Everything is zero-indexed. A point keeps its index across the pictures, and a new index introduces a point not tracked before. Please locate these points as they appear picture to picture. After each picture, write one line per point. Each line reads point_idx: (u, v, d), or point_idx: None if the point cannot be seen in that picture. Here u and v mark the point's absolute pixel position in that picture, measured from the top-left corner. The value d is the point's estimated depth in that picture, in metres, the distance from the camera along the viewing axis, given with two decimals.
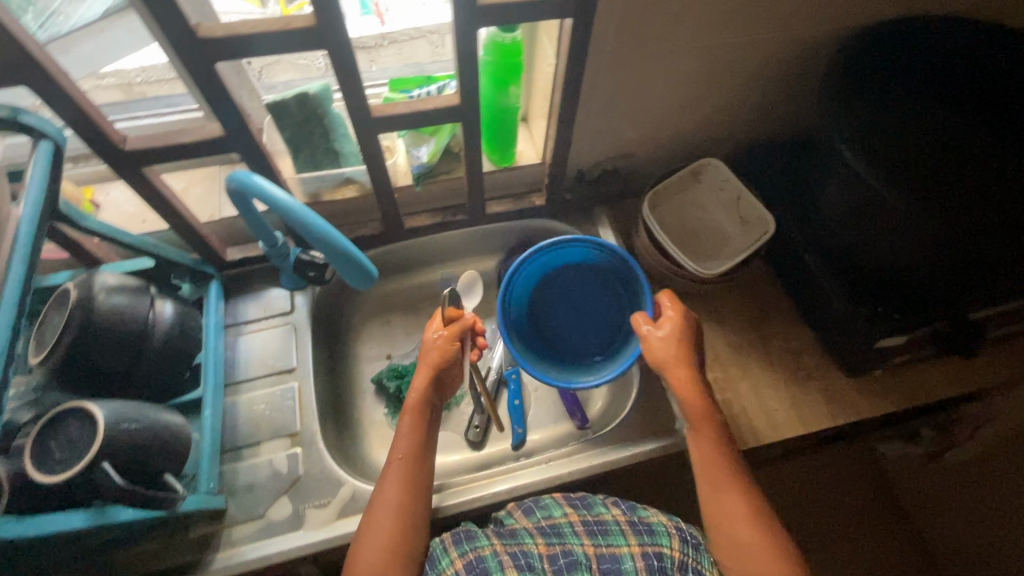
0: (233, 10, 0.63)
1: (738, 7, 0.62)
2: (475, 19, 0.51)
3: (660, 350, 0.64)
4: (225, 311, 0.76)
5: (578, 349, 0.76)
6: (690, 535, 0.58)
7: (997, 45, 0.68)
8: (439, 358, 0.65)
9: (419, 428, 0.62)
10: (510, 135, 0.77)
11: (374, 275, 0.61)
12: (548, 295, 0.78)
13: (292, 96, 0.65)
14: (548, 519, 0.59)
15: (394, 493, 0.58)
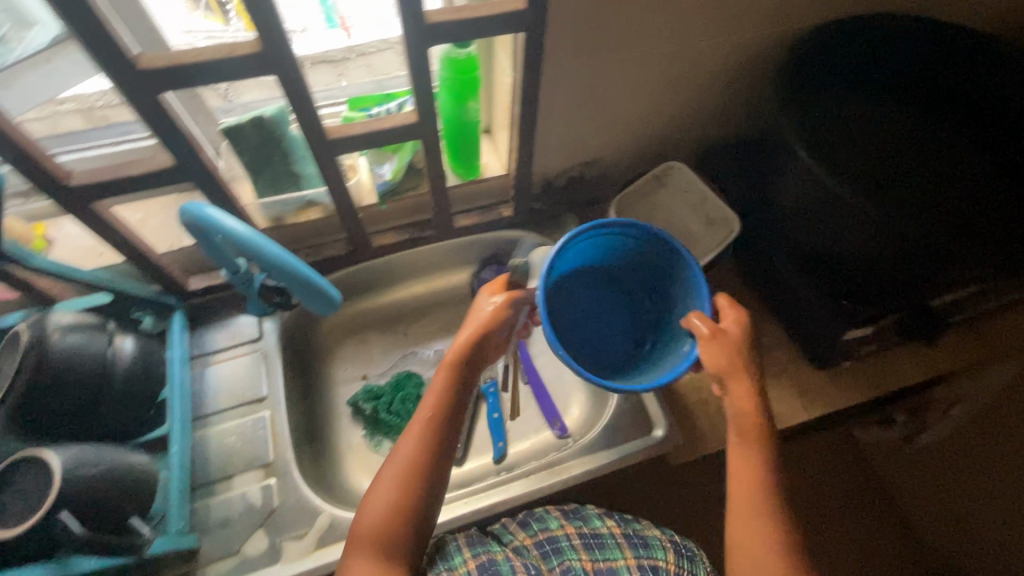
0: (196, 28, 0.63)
1: (688, 14, 0.63)
2: (424, 38, 0.51)
3: (716, 360, 0.56)
4: (191, 341, 0.74)
5: (601, 357, 0.66)
6: (684, 548, 0.62)
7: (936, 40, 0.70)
8: (490, 321, 0.59)
9: (450, 394, 0.56)
10: (473, 148, 0.76)
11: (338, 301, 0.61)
12: (570, 297, 0.67)
13: (247, 120, 0.64)
14: (546, 532, 0.63)
15: (409, 455, 0.53)
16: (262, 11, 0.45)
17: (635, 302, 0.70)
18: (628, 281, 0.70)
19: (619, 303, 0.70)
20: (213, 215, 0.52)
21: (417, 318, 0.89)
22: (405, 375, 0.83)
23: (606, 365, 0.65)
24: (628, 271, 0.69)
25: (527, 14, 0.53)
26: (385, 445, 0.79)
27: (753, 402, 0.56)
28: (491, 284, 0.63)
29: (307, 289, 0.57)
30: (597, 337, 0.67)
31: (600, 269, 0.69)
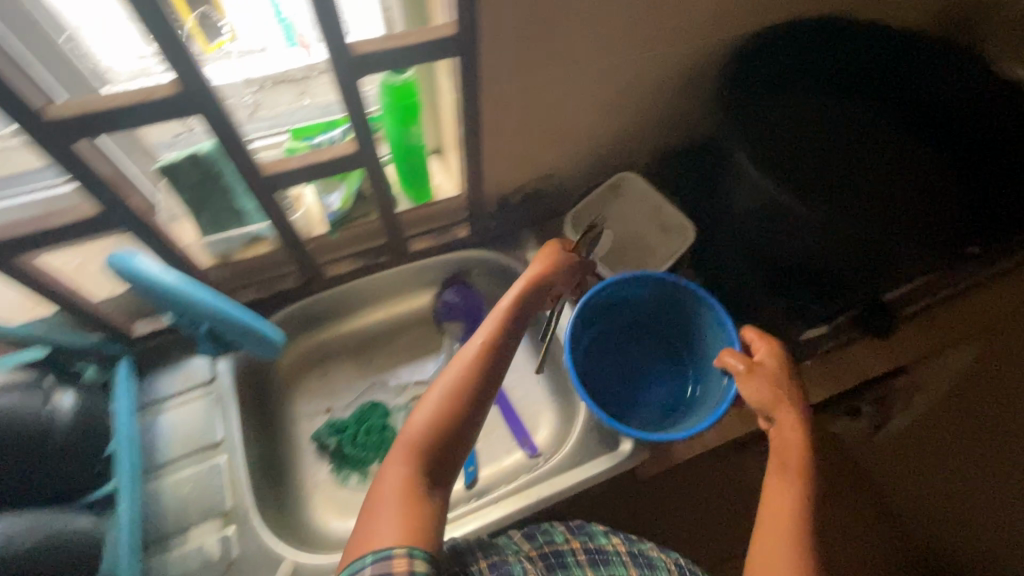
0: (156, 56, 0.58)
1: (622, 31, 0.63)
2: (351, 70, 0.51)
3: (754, 390, 0.62)
4: (141, 389, 0.71)
5: (643, 406, 0.77)
6: (689, 569, 0.62)
7: (874, 43, 0.71)
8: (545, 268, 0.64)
9: (505, 330, 0.59)
10: (422, 171, 0.75)
11: (278, 342, 0.68)
12: (613, 350, 0.80)
13: (182, 157, 0.61)
14: (551, 545, 0.62)
15: (458, 377, 0.54)
16: (176, 53, 0.44)
17: (679, 355, 0.80)
18: (672, 335, 0.80)
19: (664, 354, 0.80)
20: (139, 264, 0.56)
21: (380, 346, 0.87)
22: (370, 405, 0.82)
23: (645, 414, 0.76)
24: (671, 327, 0.79)
25: (456, 41, 0.52)
26: (353, 479, 0.77)
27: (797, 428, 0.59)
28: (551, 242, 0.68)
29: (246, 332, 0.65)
30: (639, 385, 0.79)
31: (644, 326, 0.81)
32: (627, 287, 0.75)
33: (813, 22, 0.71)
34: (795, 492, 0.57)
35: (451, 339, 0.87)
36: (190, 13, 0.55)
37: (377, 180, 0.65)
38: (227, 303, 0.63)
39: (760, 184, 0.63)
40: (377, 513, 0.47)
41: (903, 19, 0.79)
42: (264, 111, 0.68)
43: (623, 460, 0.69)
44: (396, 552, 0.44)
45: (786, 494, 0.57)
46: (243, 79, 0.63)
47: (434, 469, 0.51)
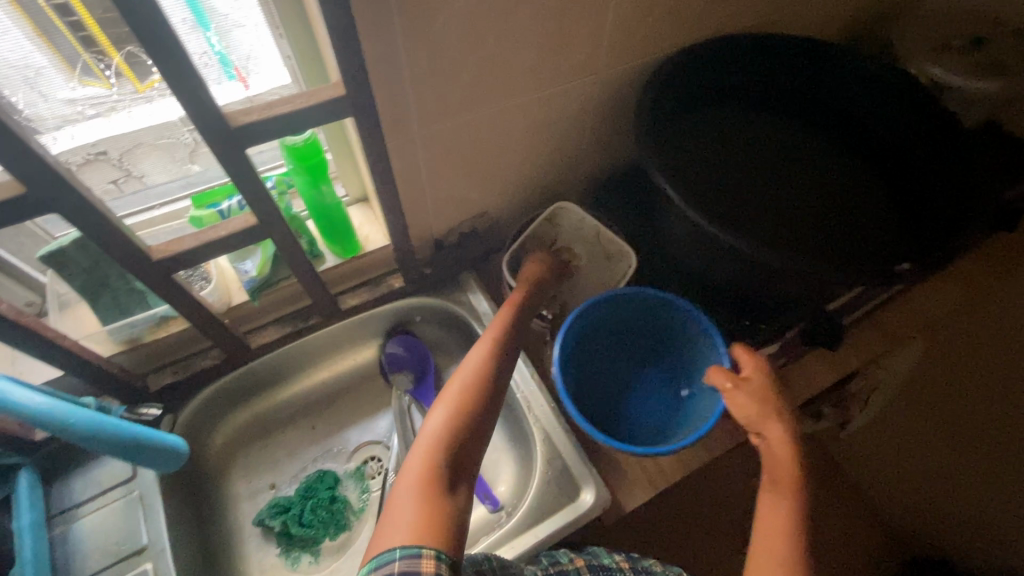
0: (84, 95, 0.60)
1: (529, 66, 0.61)
2: (229, 141, 0.47)
3: (739, 407, 0.62)
4: (50, 499, 0.65)
5: (635, 422, 0.74)
6: None
7: (782, 60, 0.71)
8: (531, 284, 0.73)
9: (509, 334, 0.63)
10: (344, 226, 0.71)
11: (183, 451, 0.60)
12: (599, 368, 0.77)
13: (68, 243, 0.56)
14: (556, 565, 0.61)
15: (468, 378, 0.56)
16: (15, 150, 0.39)
17: (666, 362, 0.77)
18: (655, 345, 0.77)
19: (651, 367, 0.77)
20: (7, 390, 0.47)
21: (324, 408, 0.82)
22: (317, 475, 0.76)
23: (639, 430, 0.73)
24: (655, 337, 0.76)
25: (344, 100, 0.49)
26: (304, 560, 0.72)
27: (786, 440, 0.59)
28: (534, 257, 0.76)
29: (146, 450, 0.56)
30: (630, 401, 0.76)
31: (627, 340, 0.77)
32: (608, 306, 0.72)
33: (732, 40, 0.69)
34: (789, 509, 0.56)
35: (398, 392, 0.81)
36: (117, 52, 0.57)
37: (288, 245, 0.60)
38: (112, 417, 0.53)
39: (697, 220, 0.60)
40: (398, 510, 0.46)
41: (811, 28, 0.79)
42: (206, 147, 0.71)
43: (584, 511, 0.65)
44: (424, 551, 0.44)
45: (779, 512, 0.56)
46: (179, 117, 0.66)
47: (455, 466, 0.50)
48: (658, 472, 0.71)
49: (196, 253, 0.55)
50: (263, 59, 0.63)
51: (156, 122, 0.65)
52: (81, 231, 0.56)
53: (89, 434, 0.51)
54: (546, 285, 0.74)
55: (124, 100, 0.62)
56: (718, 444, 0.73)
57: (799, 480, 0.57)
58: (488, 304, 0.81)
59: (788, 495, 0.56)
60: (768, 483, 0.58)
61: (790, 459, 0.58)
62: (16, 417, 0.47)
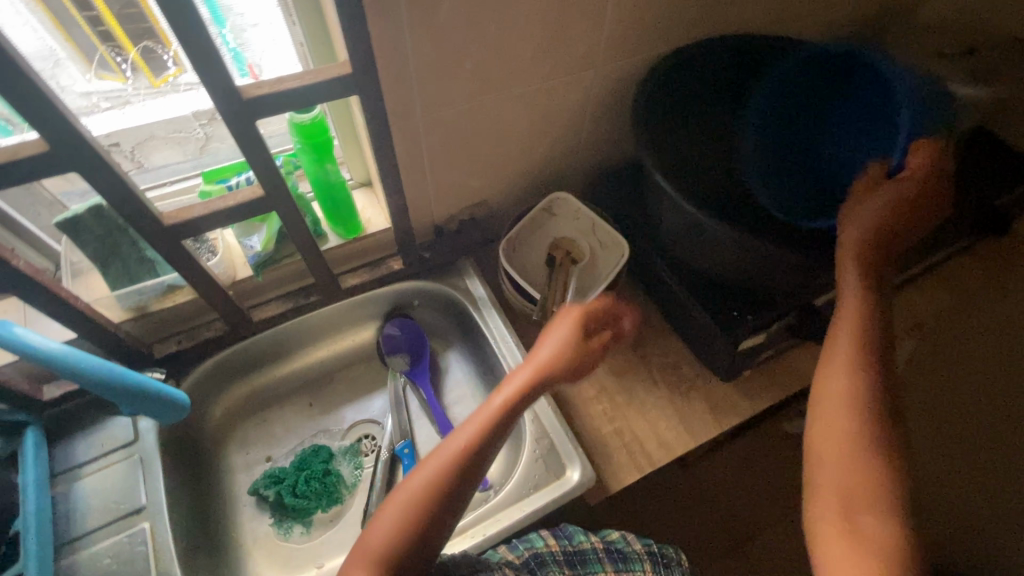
0: (100, 89, 0.64)
1: (531, 57, 0.64)
2: (240, 114, 0.50)
3: (856, 228, 0.58)
4: (55, 458, 0.67)
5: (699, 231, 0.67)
6: (661, 555, 0.68)
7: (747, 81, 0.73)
8: (567, 353, 0.61)
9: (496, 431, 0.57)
10: (348, 206, 0.74)
11: (187, 405, 0.62)
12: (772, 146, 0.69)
13: (84, 209, 0.59)
14: (531, 549, 0.65)
15: (421, 489, 0.53)
16: (39, 108, 0.42)
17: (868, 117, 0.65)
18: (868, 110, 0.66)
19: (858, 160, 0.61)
20: (23, 334, 0.50)
21: (322, 385, 0.84)
22: (312, 449, 0.78)
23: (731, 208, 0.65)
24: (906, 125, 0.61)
25: (350, 78, 0.52)
26: (296, 531, 0.73)
27: (858, 294, 0.58)
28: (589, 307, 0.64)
29: (149, 399, 0.58)
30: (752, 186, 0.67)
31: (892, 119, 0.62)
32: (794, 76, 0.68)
33: (724, 43, 0.71)
34: (854, 377, 0.57)
35: (394, 373, 0.83)
36: (133, 45, 0.61)
37: (292, 219, 0.62)
38: (124, 368, 0.56)
39: (691, 213, 0.62)
40: None
41: (806, 32, 0.82)
42: (215, 143, 0.75)
43: (569, 489, 0.67)
44: None
45: (840, 392, 0.57)
46: (193, 111, 0.69)
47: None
48: (643, 456, 0.73)
49: (204, 221, 0.57)
50: (273, 53, 0.66)
51: (167, 116, 0.68)
52: (99, 198, 0.60)
53: (96, 378, 0.53)
54: (583, 362, 0.62)
55: (137, 95, 0.66)
56: (701, 432, 0.75)
57: (862, 353, 0.57)
58: (484, 289, 0.83)
59: (854, 372, 0.57)
60: (834, 360, 0.58)
61: (858, 333, 0.58)
62: (34, 361, 0.50)
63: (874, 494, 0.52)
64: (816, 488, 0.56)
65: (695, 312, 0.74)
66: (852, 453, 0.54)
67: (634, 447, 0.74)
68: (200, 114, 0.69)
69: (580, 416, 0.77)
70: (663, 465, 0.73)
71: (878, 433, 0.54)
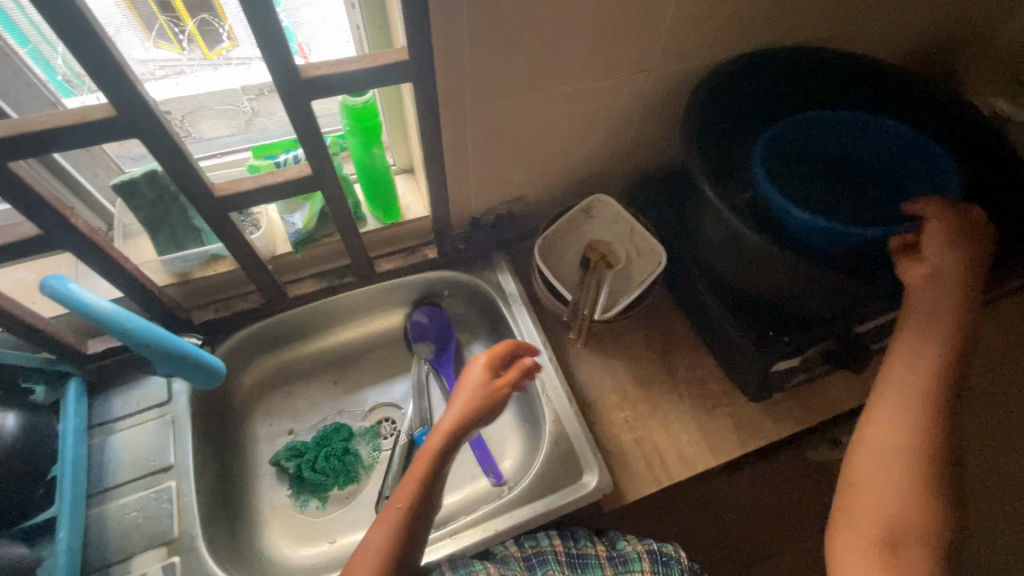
0: (155, 58, 0.64)
1: (585, 55, 0.63)
2: (299, 93, 0.50)
3: (947, 262, 0.53)
4: (92, 410, 0.70)
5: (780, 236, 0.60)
6: (661, 554, 0.67)
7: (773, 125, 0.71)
8: (479, 402, 0.63)
9: (429, 478, 0.58)
10: (390, 191, 0.75)
11: (222, 372, 0.63)
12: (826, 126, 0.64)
13: (140, 174, 0.62)
14: (535, 547, 0.65)
15: (379, 544, 0.54)
16: (111, 75, 0.43)
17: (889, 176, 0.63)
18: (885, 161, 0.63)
19: (937, 155, 0.59)
20: (78, 292, 0.51)
21: (346, 365, 0.85)
22: (333, 427, 0.79)
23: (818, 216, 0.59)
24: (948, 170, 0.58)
25: (408, 65, 0.52)
26: (312, 505, 0.75)
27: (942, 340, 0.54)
28: (490, 355, 0.66)
29: (189, 365, 0.59)
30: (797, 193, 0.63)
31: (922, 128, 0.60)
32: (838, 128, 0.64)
33: (784, 51, 0.68)
34: (920, 421, 0.52)
35: (419, 360, 0.84)
36: (191, 18, 0.62)
37: (337, 200, 0.63)
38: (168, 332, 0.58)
39: (732, 223, 0.60)
40: None
41: (868, 51, 0.79)
42: (261, 118, 0.78)
43: (584, 494, 0.67)
44: None
45: (895, 432, 0.53)
46: (240, 86, 0.71)
47: None
48: (662, 469, 0.72)
49: (253, 195, 0.58)
50: (321, 36, 0.67)
51: (218, 89, 0.70)
52: (155, 165, 0.62)
53: (141, 340, 0.55)
54: (493, 404, 0.64)
55: (191, 66, 0.67)
56: (724, 451, 0.74)
57: (937, 399, 0.53)
58: (515, 285, 0.83)
59: (922, 415, 0.52)
60: (894, 397, 0.54)
61: (935, 371, 0.53)
62: (83, 315, 0.52)
63: (919, 543, 0.49)
64: (845, 518, 0.53)
65: (728, 329, 0.72)
66: (897, 496, 0.51)
67: (653, 458, 0.73)
68: (248, 88, 0.72)
69: (601, 421, 0.76)
70: (681, 480, 0.72)
71: (937, 484, 0.51)
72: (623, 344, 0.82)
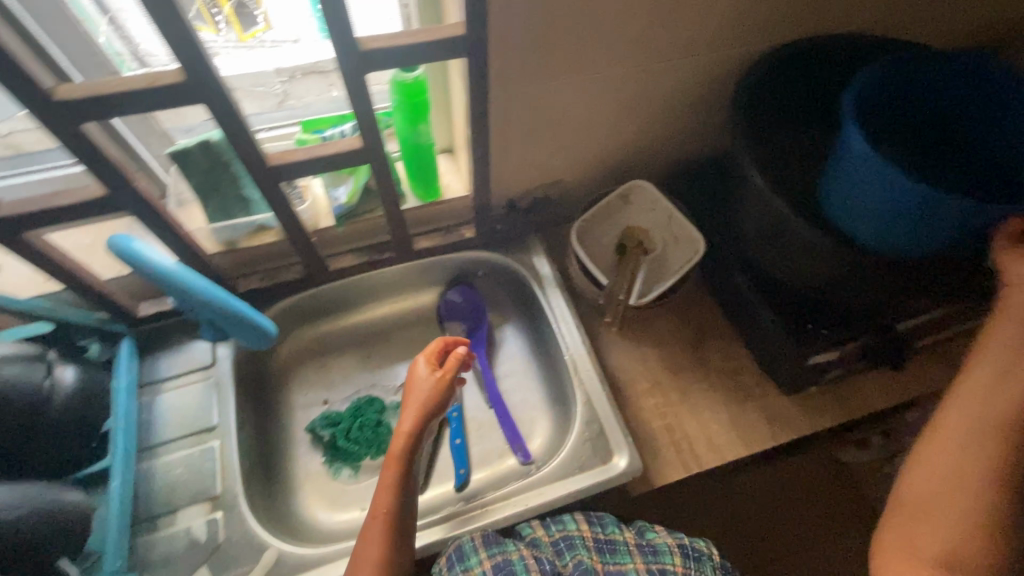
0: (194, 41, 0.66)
1: (636, 37, 0.62)
2: (358, 64, 0.51)
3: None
4: (141, 369, 0.73)
5: (851, 206, 0.56)
6: (693, 549, 0.65)
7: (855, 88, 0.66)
8: (429, 398, 0.64)
9: (402, 483, 0.60)
10: (431, 168, 0.76)
11: (272, 334, 0.66)
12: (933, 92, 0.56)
13: (194, 143, 0.63)
14: (563, 531, 0.65)
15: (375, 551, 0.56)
16: (182, 41, 0.44)
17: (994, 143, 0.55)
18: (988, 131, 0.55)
19: None
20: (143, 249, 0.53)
21: (380, 340, 0.87)
22: (367, 399, 0.81)
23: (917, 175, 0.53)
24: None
25: (464, 40, 0.52)
26: (344, 473, 0.77)
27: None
28: (428, 354, 0.67)
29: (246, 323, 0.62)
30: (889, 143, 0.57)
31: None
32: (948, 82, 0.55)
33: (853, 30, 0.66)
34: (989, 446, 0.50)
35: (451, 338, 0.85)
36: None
37: (383, 175, 0.64)
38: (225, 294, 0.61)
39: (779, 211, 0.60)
40: None
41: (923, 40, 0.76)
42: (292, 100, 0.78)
43: (615, 475, 0.67)
44: None
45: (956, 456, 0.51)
46: (274, 67, 0.72)
47: None
48: (692, 456, 0.72)
49: (305, 165, 0.60)
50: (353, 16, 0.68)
51: (250, 69, 0.72)
52: (210, 134, 0.63)
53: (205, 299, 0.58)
54: (444, 400, 0.65)
55: (225, 47, 0.68)
56: (755, 442, 0.73)
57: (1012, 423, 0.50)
58: (549, 268, 0.83)
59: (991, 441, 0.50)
60: (976, 426, 0.51)
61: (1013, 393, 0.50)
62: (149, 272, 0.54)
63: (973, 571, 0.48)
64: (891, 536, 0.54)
65: (765, 321, 0.71)
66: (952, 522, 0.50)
67: (682, 445, 0.73)
68: (281, 70, 0.73)
69: (631, 406, 0.76)
70: (710, 468, 0.72)
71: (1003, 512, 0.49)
72: (655, 331, 0.82)
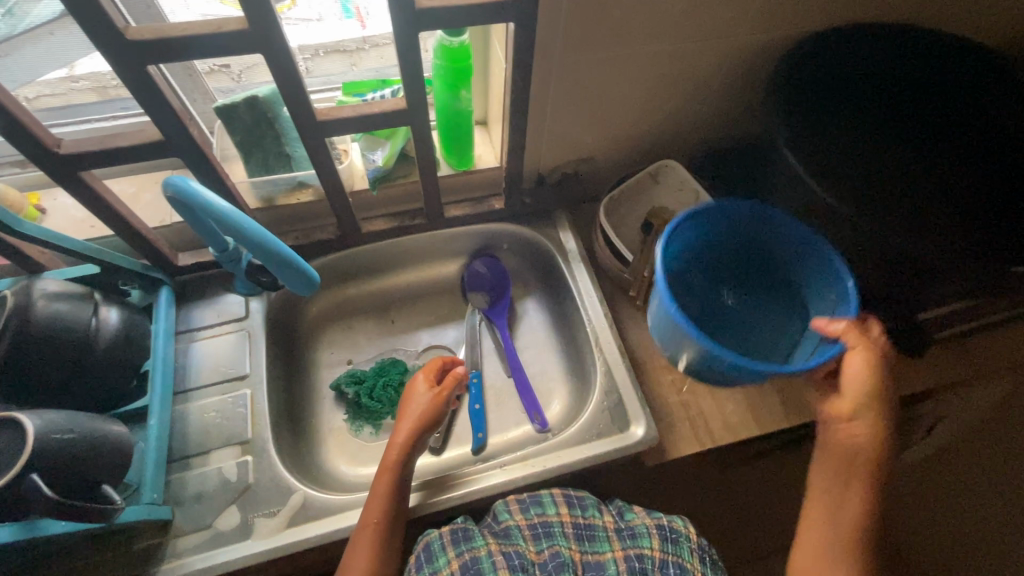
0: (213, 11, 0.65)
1: (681, 13, 0.63)
2: (412, 21, 0.52)
3: (854, 384, 0.52)
4: (178, 317, 0.75)
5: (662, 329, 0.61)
6: (670, 531, 0.65)
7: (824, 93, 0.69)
8: (427, 410, 0.67)
9: (394, 492, 0.61)
10: (466, 136, 0.78)
11: (316, 281, 0.64)
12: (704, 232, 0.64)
13: (242, 99, 0.65)
14: (541, 517, 0.65)
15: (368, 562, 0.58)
16: None
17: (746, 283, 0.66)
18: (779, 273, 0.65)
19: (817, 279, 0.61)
20: (198, 189, 0.53)
21: (404, 305, 0.89)
22: (390, 360, 0.83)
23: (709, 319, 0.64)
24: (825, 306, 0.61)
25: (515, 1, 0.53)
26: (366, 430, 0.79)
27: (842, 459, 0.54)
28: (427, 371, 0.71)
29: (290, 271, 0.61)
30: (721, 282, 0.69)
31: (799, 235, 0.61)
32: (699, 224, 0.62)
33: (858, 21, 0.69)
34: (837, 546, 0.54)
35: (473, 308, 0.87)
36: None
37: (423, 137, 0.66)
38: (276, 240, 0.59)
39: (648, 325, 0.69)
40: None
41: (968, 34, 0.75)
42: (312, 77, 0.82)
43: (632, 443, 0.69)
44: None
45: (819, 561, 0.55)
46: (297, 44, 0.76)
47: None
48: (705, 431, 0.74)
49: (350, 122, 0.61)
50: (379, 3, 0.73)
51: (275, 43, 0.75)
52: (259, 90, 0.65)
53: (257, 244, 0.57)
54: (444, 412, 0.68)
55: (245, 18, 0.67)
56: (769, 422, 0.75)
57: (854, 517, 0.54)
58: (576, 243, 0.84)
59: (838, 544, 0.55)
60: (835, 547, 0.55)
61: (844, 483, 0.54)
62: (209, 215, 0.54)
63: None
64: None
65: None
66: None
67: (696, 421, 0.74)
68: (303, 47, 0.77)
69: (649, 381, 0.78)
70: (722, 444, 0.74)
71: None
72: None
